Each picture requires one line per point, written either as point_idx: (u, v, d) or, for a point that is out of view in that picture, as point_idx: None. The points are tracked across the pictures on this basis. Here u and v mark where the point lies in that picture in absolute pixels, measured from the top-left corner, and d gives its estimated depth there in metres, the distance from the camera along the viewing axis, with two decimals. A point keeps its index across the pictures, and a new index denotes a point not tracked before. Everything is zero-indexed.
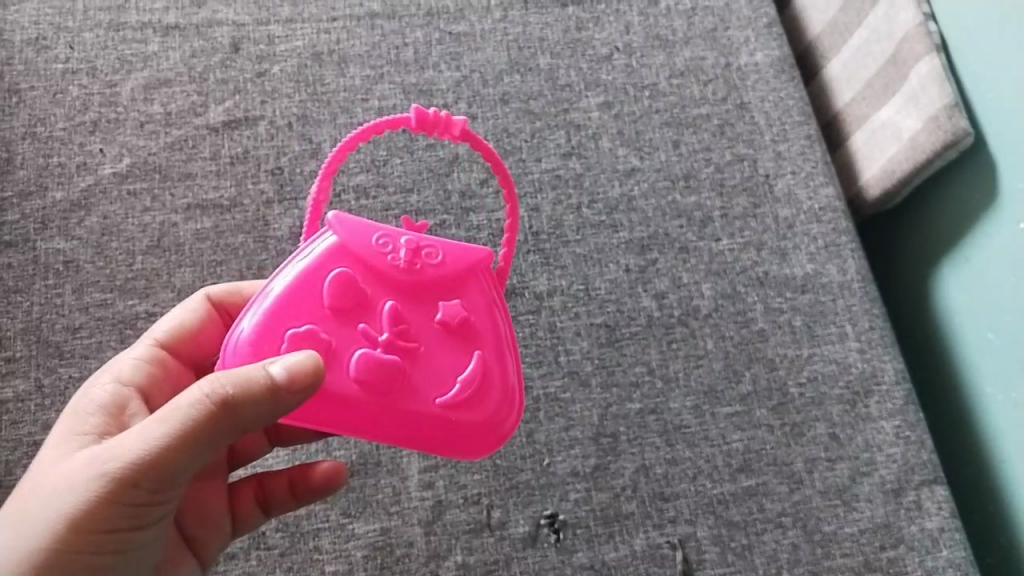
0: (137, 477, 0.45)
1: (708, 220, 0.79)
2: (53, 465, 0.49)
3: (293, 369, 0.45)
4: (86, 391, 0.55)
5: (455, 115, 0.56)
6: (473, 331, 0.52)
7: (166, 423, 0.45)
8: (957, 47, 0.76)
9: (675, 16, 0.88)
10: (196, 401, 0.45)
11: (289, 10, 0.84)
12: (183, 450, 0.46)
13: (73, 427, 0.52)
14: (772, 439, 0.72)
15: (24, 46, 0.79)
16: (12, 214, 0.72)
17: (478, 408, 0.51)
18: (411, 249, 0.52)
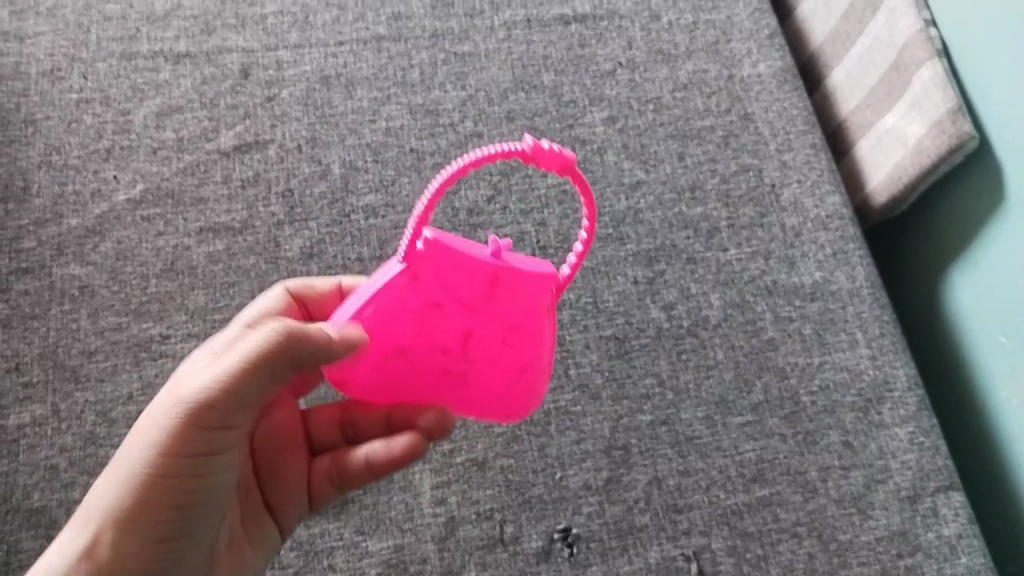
0: (209, 410, 0.50)
1: (715, 231, 0.79)
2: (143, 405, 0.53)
3: (344, 332, 0.51)
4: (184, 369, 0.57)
5: (560, 153, 0.50)
6: (526, 349, 0.54)
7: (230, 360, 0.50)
8: (960, 52, 0.76)
9: (677, 30, 0.89)
10: (259, 338, 0.50)
11: (297, 36, 0.85)
12: (247, 382, 0.50)
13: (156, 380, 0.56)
14: (784, 448, 0.71)
15: (39, 77, 0.81)
16: (29, 241, 0.74)
17: (511, 401, 0.56)
18: (489, 279, 0.51)
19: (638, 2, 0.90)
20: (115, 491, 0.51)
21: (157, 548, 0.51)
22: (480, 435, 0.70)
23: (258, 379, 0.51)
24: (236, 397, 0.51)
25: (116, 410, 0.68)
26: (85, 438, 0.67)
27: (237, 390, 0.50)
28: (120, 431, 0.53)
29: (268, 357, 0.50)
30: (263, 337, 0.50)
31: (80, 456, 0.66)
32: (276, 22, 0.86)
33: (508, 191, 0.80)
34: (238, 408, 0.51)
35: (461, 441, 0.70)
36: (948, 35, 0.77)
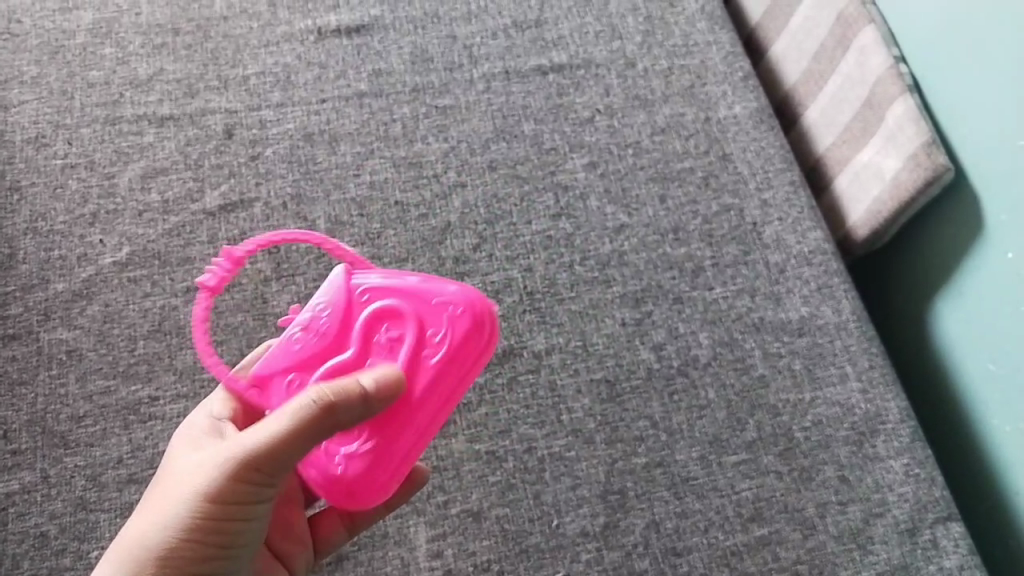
0: (247, 465, 0.51)
1: (700, 270, 0.80)
2: (185, 465, 0.54)
3: (379, 380, 0.51)
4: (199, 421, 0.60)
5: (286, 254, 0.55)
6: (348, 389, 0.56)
7: (274, 423, 0.51)
8: (936, 75, 0.77)
9: (653, 76, 0.91)
10: (300, 403, 0.50)
11: (279, 95, 0.86)
12: (291, 446, 0.51)
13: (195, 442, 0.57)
14: (780, 485, 0.71)
15: (24, 145, 0.82)
16: (16, 307, 0.74)
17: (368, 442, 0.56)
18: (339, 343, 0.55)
19: (613, 50, 0.92)
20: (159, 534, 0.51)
21: None
22: (475, 485, 0.69)
23: (305, 441, 0.51)
24: (279, 456, 0.51)
25: (106, 474, 0.67)
26: (75, 504, 0.66)
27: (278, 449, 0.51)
28: (164, 489, 0.54)
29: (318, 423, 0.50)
30: (304, 401, 0.50)
31: (70, 523, 0.65)
32: (258, 83, 0.87)
33: (494, 238, 0.80)
34: (280, 464, 0.52)
35: (455, 492, 0.69)
36: (925, 59, 0.78)
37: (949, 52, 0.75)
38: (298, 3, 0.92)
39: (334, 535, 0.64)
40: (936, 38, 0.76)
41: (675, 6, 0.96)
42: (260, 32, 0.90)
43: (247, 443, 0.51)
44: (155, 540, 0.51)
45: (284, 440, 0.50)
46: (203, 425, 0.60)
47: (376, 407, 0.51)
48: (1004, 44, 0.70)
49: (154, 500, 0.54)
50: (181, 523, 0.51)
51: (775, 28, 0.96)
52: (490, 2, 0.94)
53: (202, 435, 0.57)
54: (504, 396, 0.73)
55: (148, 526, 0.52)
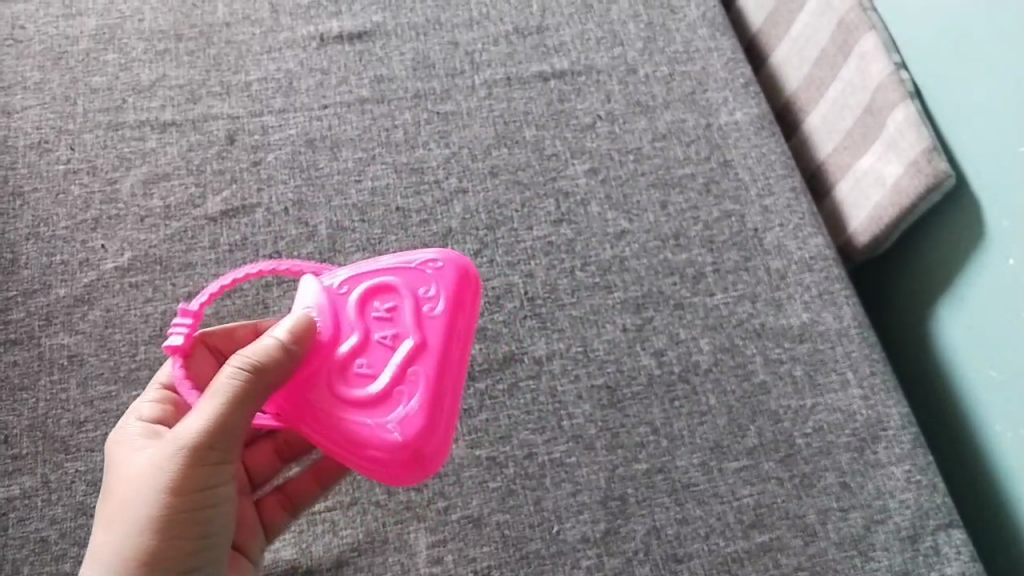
0: (201, 449, 0.55)
1: (701, 276, 0.80)
2: (136, 471, 0.55)
3: (294, 332, 0.57)
4: (123, 427, 0.59)
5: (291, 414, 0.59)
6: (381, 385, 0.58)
7: (218, 400, 0.55)
8: (937, 79, 0.77)
9: (654, 82, 0.91)
10: (227, 377, 0.55)
11: (281, 101, 0.87)
12: (235, 411, 0.55)
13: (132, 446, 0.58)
14: (782, 492, 0.71)
15: (27, 150, 0.82)
16: (17, 312, 0.74)
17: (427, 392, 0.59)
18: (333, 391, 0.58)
19: (614, 57, 0.92)
20: (138, 538, 0.54)
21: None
22: (475, 491, 0.69)
23: (244, 407, 0.55)
24: (227, 429, 0.55)
25: (106, 479, 0.67)
26: (75, 509, 0.66)
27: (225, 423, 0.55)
28: (120, 499, 0.55)
29: (250, 388, 0.55)
30: (231, 372, 0.55)
31: (70, 528, 0.65)
32: (260, 89, 0.87)
33: (495, 244, 0.80)
34: (229, 438, 0.56)
35: (456, 498, 0.69)
36: (926, 63, 0.78)
37: (951, 57, 0.75)
38: (300, 9, 0.93)
39: (275, 519, 0.66)
40: (938, 43, 0.76)
41: (676, 13, 0.96)
42: (262, 38, 0.91)
43: (197, 433, 0.55)
44: (137, 543, 0.54)
45: (226, 416, 0.55)
46: (135, 428, 0.59)
47: (297, 348, 0.57)
48: (1007, 51, 0.70)
49: (114, 511, 0.55)
50: (156, 521, 0.54)
51: (776, 34, 0.96)
52: (491, 8, 0.95)
53: (136, 438, 0.58)
54: (505, 402, 0.73)
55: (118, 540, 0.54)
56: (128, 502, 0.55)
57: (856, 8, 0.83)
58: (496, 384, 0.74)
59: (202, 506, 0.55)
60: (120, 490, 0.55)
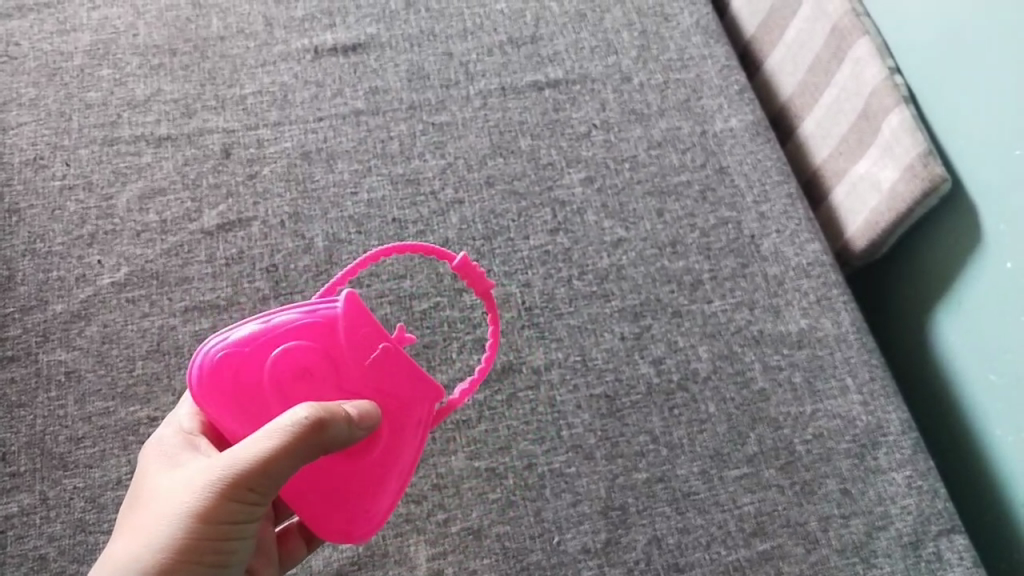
0: (234, 483, 0.50)
1: (698, 283, 0.80)
2: (166, 488, 0.53)
3: (363, 410, 0.53)
4: (169, 440, 0.57)
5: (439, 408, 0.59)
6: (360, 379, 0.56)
7: (263, 437, 0.50)
8: (938, 83, 0.76)
9: (649, 90, 0.91)
10: (287, 420, 0.50)
11: (277, 114, 0.87)
12: (282, 456, 0.50)
13: (173, 463, 0.55)
14: (782, 499, 0.71)
15: (23, 166, 0.82)
16: (14, 329, 0.74)
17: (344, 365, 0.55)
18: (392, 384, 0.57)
19: (609, 65, 0.92)
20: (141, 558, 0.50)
21: None
22: (475, 503, 0.69)
23: (292, 462, 0.50)
24: (263, 476, 0.50)
25: (104, 496, 0.67)
26: (74, 526, 0.66)
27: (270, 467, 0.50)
28: (142, 513, 0.52)
29: (308, 440, 0.50)
30: (291, 419, 0.50)
31: (69, 545, 0.65)
32: (256, 102, 0.87)
33: (491, 254, 0.80)
34: (263, 484, 0.50)
35: (455, 511, 0.68)
36: (926, 67, 0.77)
37: (951, 60, 0.75)
38: (294, 22, 0.93)
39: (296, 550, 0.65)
40: (939, 46, 0.76)
41: (669, 21, 0.96)
42: (256, 51, 0.91)
43: (234, 464, 0.50)
44: (140, 563, 0.50)
45: (272, 458, 0.49)
46: (180, 444, 0.57)
47: (359, 430, 0.52)
48: (1007, 52, 0.69)
49: (132, 525, 0.52)
50: (168, 546, 0.50)
51: (769, 41, 0.96)
52: (485, 19, 0.95)
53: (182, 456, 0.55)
54: (503, 413, 0.73)
55: (114, 557, 0.51)
56: (147, 520, 0.51)
57: (850, 12, 0.83)
58: (495, 395, 0.73)
59: (214, 551, 0.51)
60: (144, 504, 0.53)
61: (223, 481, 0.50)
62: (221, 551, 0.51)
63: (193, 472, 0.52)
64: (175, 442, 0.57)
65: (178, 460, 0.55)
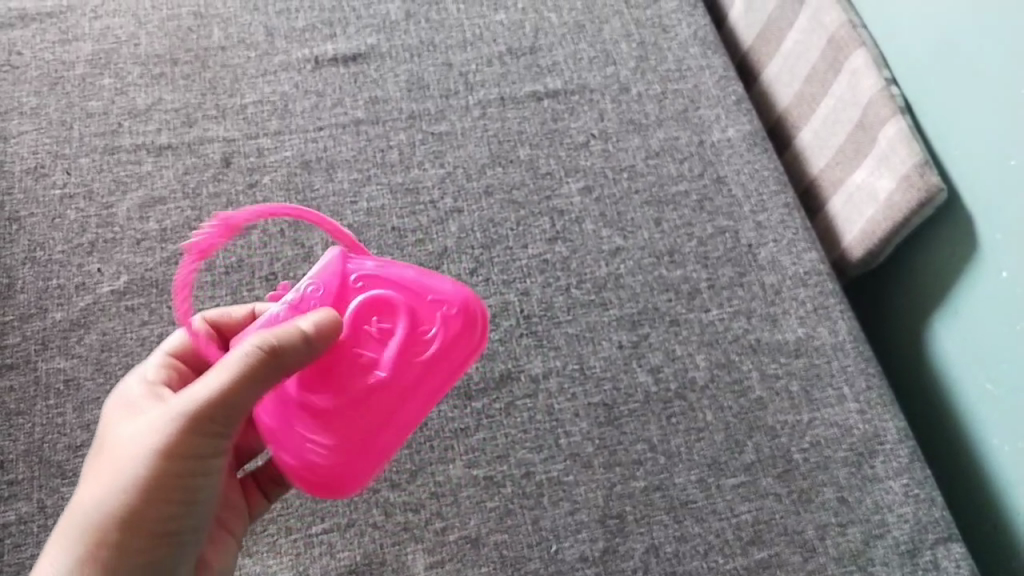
0: (196, 416, 0.53)
1: (696, 292, 0.80)
2: (125, 432, 0.55)
3: (318, 321, 0.53)
4: (122, 389, 0.60)
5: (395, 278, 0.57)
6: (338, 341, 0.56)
7: (223, 371, 0.53)
8: (939, 82, 0.76)
9: (646, 100, 0.92)
10: (243, 352, 0.52)
11: (277, 123, 0.87)
12: (242, 386, 0.53)
13: (126, 409, 0.58)
14: (780, 508, 0.71)
15: (24, 175, 0.83)
16: (14, 336, 0.74)
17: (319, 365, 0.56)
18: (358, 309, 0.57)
19: (607, 76, 0.93)
20: (110, 498, 0.52)
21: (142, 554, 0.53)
22: (473, 511, 0.69)
23: (253, 392, 0.53)
24: (227, 406, 0.53)
25: None
26: None
27: (231, 398, 0.53)
28: (104, 455, 0.55)
29: (265, 368, 0.52)
30: (248, 348, 0.52)
31: None
32: (256, 112, 0.88)
33: (490, 262, 0.81)
34: (225, 417, 0.53)
35: (453, 519, 0.68)
36: (927, 65, 0.77)
37: (953, 58, 0.74)
38: (295, 33, 0.93)
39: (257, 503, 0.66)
40: (941, 45, 0.75)
41: (667, 32, 0.97)
42: (257, 61, 0.91)
43: (195, 398, 0.53)
44: (110, 503, 0.52)
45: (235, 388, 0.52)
46: (135, 390, 0.59)
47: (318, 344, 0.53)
48: (1008, 54, 0.69)
49: (96, 469, 0.54)
50: (134, 483, 0.52)
51: (767, 52, 0.97)
52: (485, 29, 0.95)
53: (136, 400, 0.58)
54: (501, 421, 0.73)
55: (83, 500, 0.53)
56: (112, 460, 0.54)
57: (846, 24, 0.84)
58: (493, 403, 0.74)
59: (181, 488, 0.53)
60: (105, 448, 0.55)
61: (184, 416, 0.53)
62: (188, 485, 0.54)
63: (152, 414, 0.55)
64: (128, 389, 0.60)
65: (132, 406, 0.58)
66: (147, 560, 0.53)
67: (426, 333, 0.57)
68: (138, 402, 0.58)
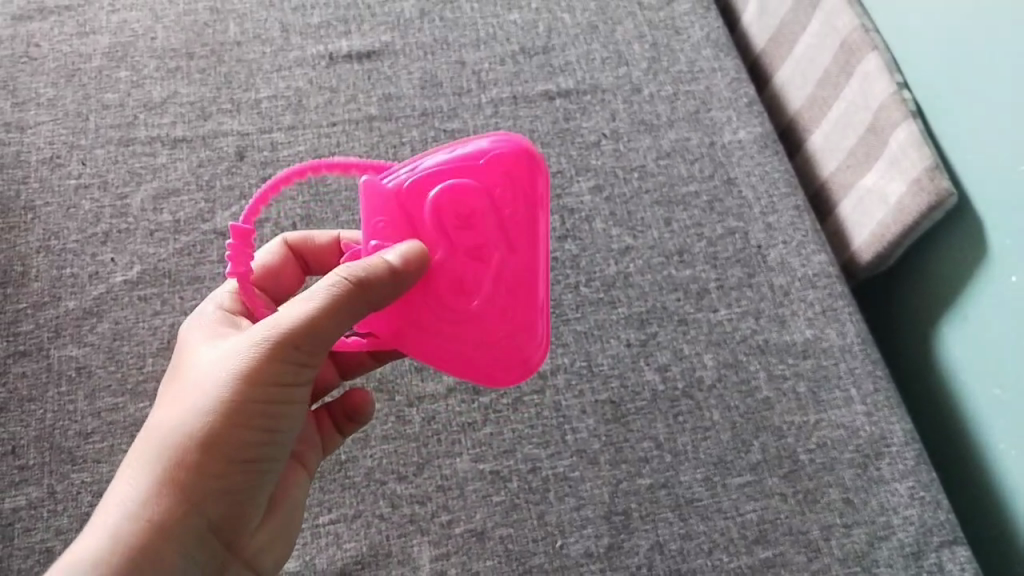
0: (280, 345, 0.52)
1: (704, 292, 0.81)
2: (205, 359, 0.54)
3: (406, 253, 0.50)
4: (202, 318, 0.60)
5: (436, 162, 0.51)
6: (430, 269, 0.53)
7: (310, 300, 0.51)
8: (954, 82, 0.76)
9: (658, 101, 0.92)
10: (330, 283, 0.51)
11: (291, 118, 0.88)
12: (328, 315, 0.51)
13: (208, 338, 0.57)
14: (785, 508, 0.71)
15: (40, 165, 0.83)
16: (28, 324, 0.75)
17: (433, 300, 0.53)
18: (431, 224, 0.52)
19: (619, 76, 0.93)
20: (185, 423, 0.52)
21: (215, 484, 0.52)
22: (479, 504, 0.69)
23: (335, 319, 0.51)
24: (312, 334, 0.52)
25: None
26: (81, 520, 0.67)
27: (317, 326, 0.51)
28: (183, 379, 0.54)
29: (353, 298, 0.51)
30: (333, 278, 0.51)
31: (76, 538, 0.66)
32: (270, 107, 0.89)
33: None
34: (311, 345, 0.52)
35: (459, 512, 0.69)
36: (942, 65, 0.77)
37: (969, 59, 0.74)
38: (310, 29, 0.94)
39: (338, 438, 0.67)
40: (957, 44, 0.75)
41: (680, 34, 0.97)
42: (272, 57, 0.92)
43: (279, 325, 0.52)
44: (186, 426, 0.52)
45: (321, 316, 0.51)
46: (217, 318, 0.60)
47: (410, 278, 0.50)
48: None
49: (174, 394, 0.54)
50: (212, 408, 0.52)
51: (779, 55, 0.97)
52: (498, 29, 0.96)
53: (220, 330, 0.58)
54: (509, 416, 0.73)
55: (160, 424, 0.53)
56: (191, 384, 0.53)
57: (858, 28, 0.84)
58: (500, 398, 0.74)
59: (263, 416, 0.53)
60: (184, 372, 0.55)
61: (265, 344, 0.52)
62: (269, 415, 0.53)
63: (235, 340, 0.54)
64: (210, 316, 0.60)
65: (214, 336, 0.58)
66: (223, 489, 0.52)
67: (506, 206, 0.52)
68: (222, 332, 0.58)
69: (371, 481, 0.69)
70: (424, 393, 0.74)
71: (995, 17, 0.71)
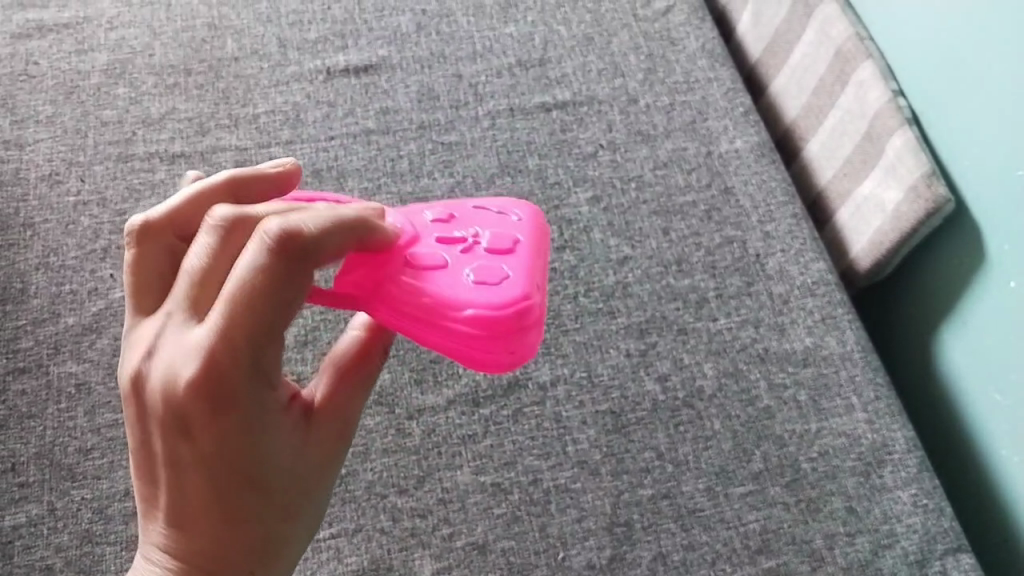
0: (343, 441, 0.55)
1: (703, 301, 0.81)
2: (264, 475, 0.51)
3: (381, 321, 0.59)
4: (228, 415, 0.48)
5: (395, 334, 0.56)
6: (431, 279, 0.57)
7: (357, 395, 0.56)
8: (949, 87, 0.76)
9: (655, 112, 0.92)
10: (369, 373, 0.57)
11: (289, 133, 0.88)
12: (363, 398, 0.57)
13: (249, 448, 0.49)
14: (788, 517, 0.71)
15: (39, 182, 0.84)
16: (27, 341, 0.75)
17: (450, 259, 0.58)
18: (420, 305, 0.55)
19: (615, 87, 0.94)
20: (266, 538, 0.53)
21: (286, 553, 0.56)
22: (481, 517, 0.69)
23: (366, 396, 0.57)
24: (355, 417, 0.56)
25: (112, 507, 0.68)
26: (81, 537, 0.66)
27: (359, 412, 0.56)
28: (246, 501, 0.51)
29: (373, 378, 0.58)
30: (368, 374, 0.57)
31: (75, 556, 0.66)
32: (268, 121, 0.89)
33: None
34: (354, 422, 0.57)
35: (461, 525, 0.69)
36: (935, 72, 0.77)
37: (968, 63, 0.74)
38: (307, 44, 0.95)
39: None
40: (956, 49, 0.75)
41: (675, 44, 0.98)
42: (270, 71, 0.92)
43: (341, 424, 0.55)
44: (268, 537, 0.53)
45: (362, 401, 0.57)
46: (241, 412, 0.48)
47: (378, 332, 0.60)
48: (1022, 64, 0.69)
49: (236, 513, 0.51)
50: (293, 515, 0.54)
51: (774, 65, 0.98)
52: (494, 42, 0.96)
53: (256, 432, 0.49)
54: (509, 428, 0.73)
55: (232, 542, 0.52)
56: (263, 505, 0.52)
57: (853, 37, 0.85)
58: (501, 410, 0.74)
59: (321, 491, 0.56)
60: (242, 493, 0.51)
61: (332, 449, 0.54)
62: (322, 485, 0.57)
63: (297, 450, 0.52)
64: (236, 413, 0.48)
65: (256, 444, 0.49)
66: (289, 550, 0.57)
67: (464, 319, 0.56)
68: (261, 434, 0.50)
69: (371, 496, 0.69)
70: (424, 405, 0.73)
71: (986, 23, 0.72)
